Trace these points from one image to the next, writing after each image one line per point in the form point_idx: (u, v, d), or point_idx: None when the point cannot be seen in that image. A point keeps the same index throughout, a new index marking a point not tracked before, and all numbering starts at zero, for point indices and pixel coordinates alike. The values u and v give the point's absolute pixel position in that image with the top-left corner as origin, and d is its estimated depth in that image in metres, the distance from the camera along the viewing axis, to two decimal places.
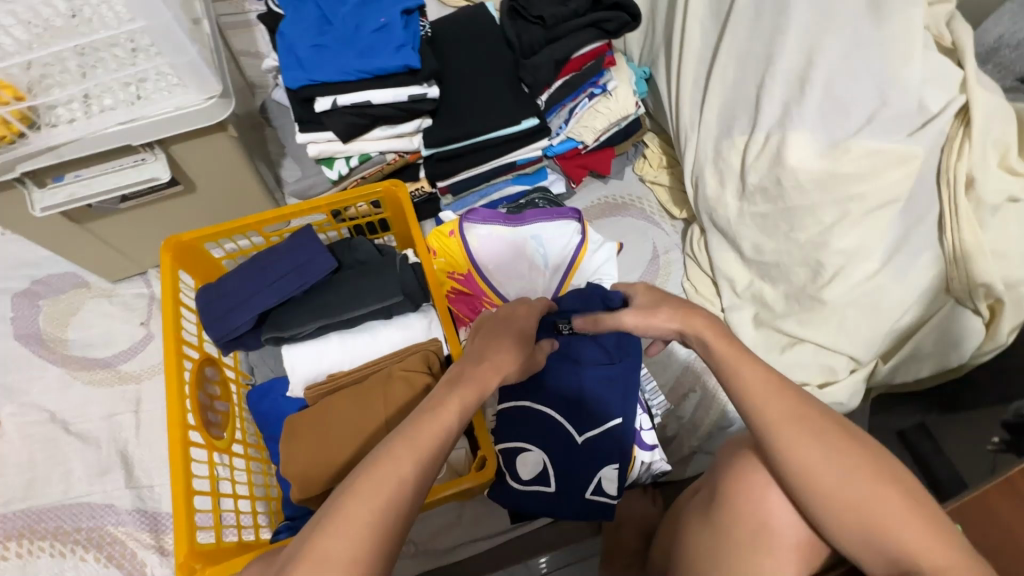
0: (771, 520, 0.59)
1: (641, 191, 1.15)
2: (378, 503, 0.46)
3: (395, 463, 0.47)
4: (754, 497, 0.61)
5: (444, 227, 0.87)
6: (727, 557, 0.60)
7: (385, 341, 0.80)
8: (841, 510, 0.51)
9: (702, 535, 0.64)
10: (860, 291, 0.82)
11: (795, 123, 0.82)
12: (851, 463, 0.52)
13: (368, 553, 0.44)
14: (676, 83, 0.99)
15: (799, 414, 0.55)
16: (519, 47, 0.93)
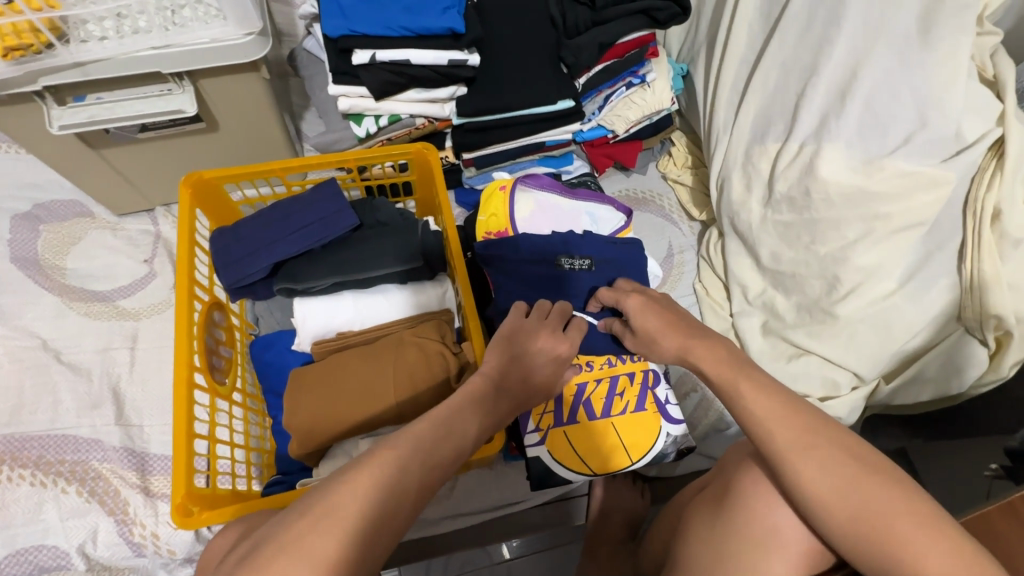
0: (779, 528, 0.58)
1: (662, 188, 1.14)
2: (374, 492, 0.45)
3: (402, 457, 0.47)
4: (765, 502, 0.60)
5: (496, 183, 0.85)
6: (734, 546, 0.60)
7: (398, 306, 0.79)
8: (842, 525, 0.48)
9: (703, 532, 0.64)
10: (873, 309, 0.83)
11: (830, 136, 0.82)
12: (859, 491, 0.47)
13: (354, 543, 0.42)
14: (714, 81, 0.99)
15: (810, 441, 0.50)
16: (563, 26, 0.92)
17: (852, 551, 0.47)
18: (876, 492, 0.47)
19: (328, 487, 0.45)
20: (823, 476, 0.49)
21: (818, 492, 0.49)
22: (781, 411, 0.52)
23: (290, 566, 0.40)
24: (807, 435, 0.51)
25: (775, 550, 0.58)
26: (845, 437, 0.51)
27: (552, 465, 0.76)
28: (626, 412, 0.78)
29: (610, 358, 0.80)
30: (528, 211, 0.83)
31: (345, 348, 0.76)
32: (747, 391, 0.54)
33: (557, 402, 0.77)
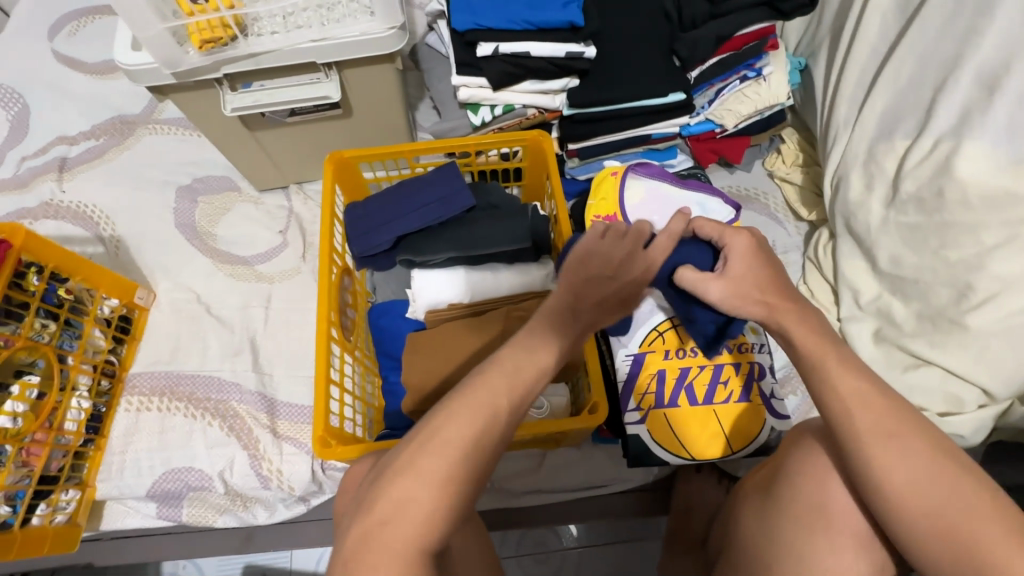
0: (828, 504, 0.59)
1: (768, 186, 1.11)
2: (467, 424, 0.51)
3: (489, 392, 0.53)
4: (815, 482, 0.60)
5: (607, 169, 0.87)
6: (784, 524, 0.61)
7: (505, 282, 0.84)
8: (913, 515, 0.50)
9: (753, 513, 0.65)
10: (1010, 322, 0.76)
11: (974, 133, 0.76)
12: (940, 486, 0.50)
13: (458, 465, 0.50)
14: (837, 74, 0.95)
15: (889, 429, 0.52)
16: (679, 20, 0.92)
17: (915, 539, 0.51)
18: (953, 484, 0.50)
19: (426, 421, 0.53)
20: (903, 465, 0.51)
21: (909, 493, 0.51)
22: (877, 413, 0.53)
23: (408, 486, 0.49)
24: (892, 425, 0.52)
25: (831, 542, 0.58)
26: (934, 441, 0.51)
27: (650, 443, 0.72)
28: (730, 401, 0.73)
29: (715, 346, 0.75)
30: (638, 198, 0.83)
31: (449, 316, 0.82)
32: (835, 366, 0.55)
33: (659, 383, 0.74)
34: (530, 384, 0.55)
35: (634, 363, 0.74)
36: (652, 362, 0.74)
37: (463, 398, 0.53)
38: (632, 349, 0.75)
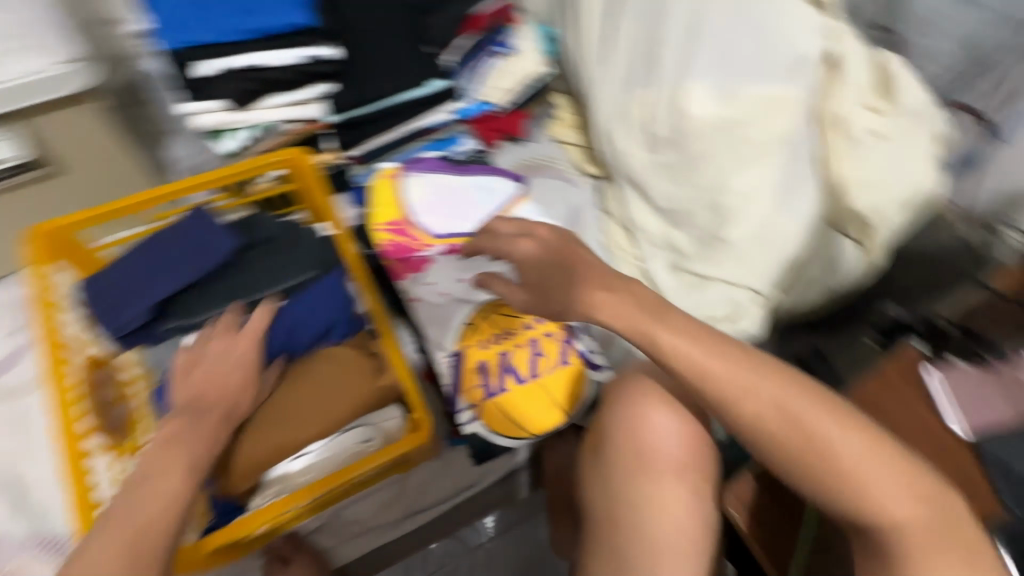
0: (645, 446, 0.66)
1: (554, 151, 1.13)
2: (147, 507, 0.56)
3: (161, 472, 0.58)
4: (634, 428, 0.66)
5: (383, 171, 0.82)
6: (617, 482, 0.66)
7: (300, 322, 0.74)
8: (786, 456, 0.58)
9: (595, 480, 0.68)
10: (756, 229, 0.88)
11: (690, 74, 0.87)
12: (795, 418, 0.58)
13: (139, 547, 0.54)
14: (578, 38, 1.02)
15: (750, 385, 0.58)
16: (420, 5, 0.92)
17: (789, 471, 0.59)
18: (814, 418, 0.58)
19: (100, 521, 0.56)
20: (762, 412, 0.58)
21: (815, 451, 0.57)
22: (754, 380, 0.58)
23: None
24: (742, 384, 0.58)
25: (656, 479, 0.64)
26: (817, 395, 0.59)
27: (490, 437, 0.74)
28: (552, 370, 0.74)
29: (527, 323, 0.75)
30: (420, 195, 0.81)
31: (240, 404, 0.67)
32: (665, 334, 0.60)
33: (482, 374, 0.73)
34: (196, 457, 0.60)
35: (455, 361, 0.74)
36: (471, 355, 0.74)
37: (134, 484, 0.57)
38: (450, 348, 0.74)
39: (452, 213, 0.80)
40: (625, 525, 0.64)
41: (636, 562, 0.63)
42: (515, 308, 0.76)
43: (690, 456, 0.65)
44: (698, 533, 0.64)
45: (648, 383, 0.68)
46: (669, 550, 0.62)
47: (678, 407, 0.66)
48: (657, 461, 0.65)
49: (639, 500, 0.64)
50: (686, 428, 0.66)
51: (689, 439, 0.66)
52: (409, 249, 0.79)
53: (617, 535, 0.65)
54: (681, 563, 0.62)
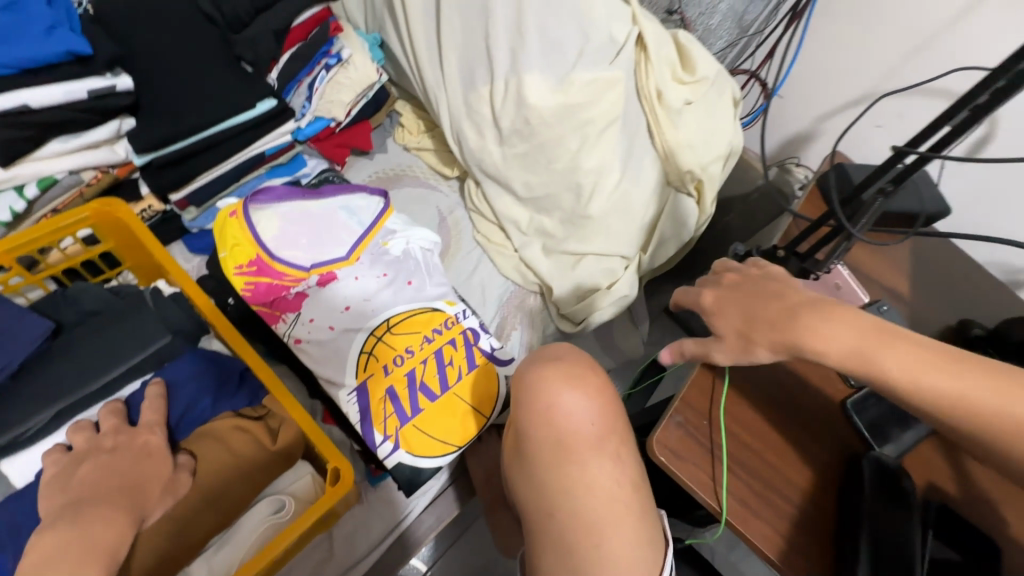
0: (559, 425, 0.54)
1: (409, 159, 1.12)
2: None
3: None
4: (543, 407, 0.55)
5: (225, 209, 0.73)
6: (547, 487, 0.53)
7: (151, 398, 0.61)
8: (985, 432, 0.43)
9: (528, 489, 0.56)
10: (613, 200, 0.95)
11: (525, 66, 0.90)
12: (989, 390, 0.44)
13: None
14: (408, 42, 1.00)
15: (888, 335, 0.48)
16: (223, 20, 0.85)
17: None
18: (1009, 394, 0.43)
19: None
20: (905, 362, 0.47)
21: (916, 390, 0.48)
22: (870, 346, 0.48)
23: None
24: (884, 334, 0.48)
25: (582, 460, 0.53)
26: None
27: (417, 462, 0.68)
28: (463, 377, 0.72)
29: (427, 335, 0.72)
30: (274, 228, 0.72)
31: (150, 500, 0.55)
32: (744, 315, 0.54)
33: (394, 401, 0.68)
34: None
35: (359, 396, 0.68)
36: (377, 384, 0.69)
37: None
38: (351, 384, 0.68)
39: (320, 240, 0.74)
40: (561, 519, 0.52)
41: (577, 551, 0.51)
42: (410, 324, 0.72)
43: (606, 422, 0.55)
44: (633, 493, 0.54)
45: (545, 363, 0.59)
46: (613, 529, 0.51)
47: (585, 380, 0.57)
48: (581, 443, 0.54)
49: (568, 489, 0.52)
50: (597, 391, 0.57)
51: (604, 408, 0.56)
52: (277, 288, 0.71)
53: (551, 529, 0.53)
54: (626, 533, 0.52)
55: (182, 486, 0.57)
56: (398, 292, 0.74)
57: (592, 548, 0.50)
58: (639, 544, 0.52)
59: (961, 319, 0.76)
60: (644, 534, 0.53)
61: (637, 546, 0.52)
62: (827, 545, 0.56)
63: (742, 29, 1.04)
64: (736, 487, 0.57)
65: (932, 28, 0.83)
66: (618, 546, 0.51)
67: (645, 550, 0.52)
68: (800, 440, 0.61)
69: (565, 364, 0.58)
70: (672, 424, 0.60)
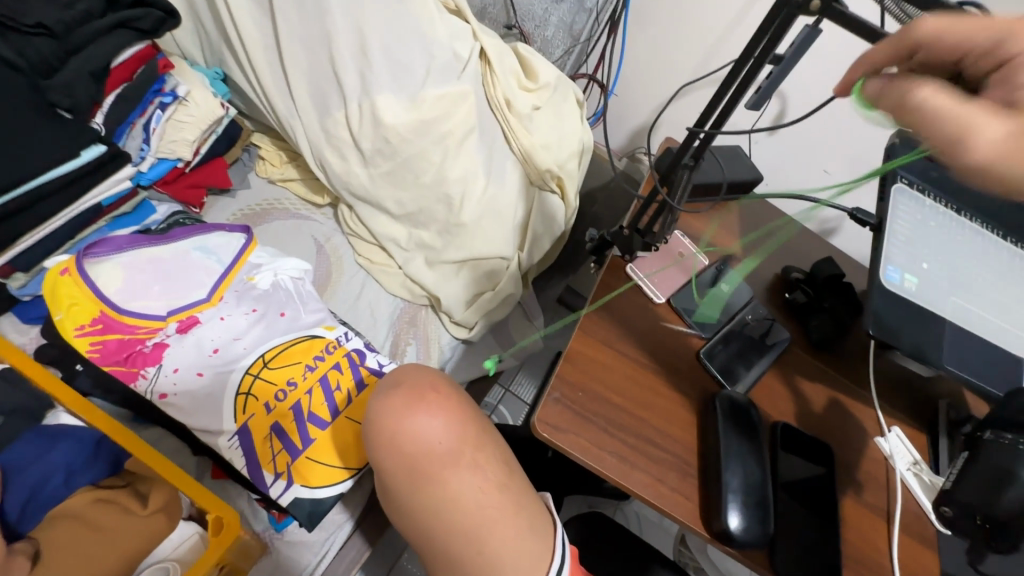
0: (412, 452, 0.56)
1: (275, 192, 1.08)
2: None
3: None
4: (394, 437, 0.56)
5: (54, 268, 0.66)
6: (419, 511, 0.55)
7: None
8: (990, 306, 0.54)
9: (404, 519, 0.57)
10: (483, 206, 0.99)
11: (375, 88, 0.92)
12: None
13: None
14: (252, 72, 0.98)
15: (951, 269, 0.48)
16: (28, 67, 0.76)
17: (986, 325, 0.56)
18: None
19: None
20: None
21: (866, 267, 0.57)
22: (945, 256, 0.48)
23: None
24: None
25: (440, 478, 0.54)
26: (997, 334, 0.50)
27: (316, 494, 0.66)
28: (353, 400, 0.70)
29: (309, 363, 0.70)
30: (119, 281, 0.67)
31: None
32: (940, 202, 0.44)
33: (282, 437, 0.66)
34: None
35: (242, 440, 0.65)
36: (260, 422, 0.66)
37: None
38: (232, 428, 0.65)
39: (177, 285, 0.70)
40: (440, 536, 0.54)
41: (463, 561, 0.53)
42: (288, 356, 0.69)
43: (458, 435, 0.57)
44: (503, 492, 0.56)
45: (389, 395, 0.60)
46: (489, 531, 0.53)
47: (427, 401, 0.58)
48: (439, 462, 0.55)
49: (435, 508, 0.54)
50: (445, 407, 0.58)
51: (452, 422, 0.57)
52: (130, 343, 0.66)
53: (436, 547, 0.55)
54: (504, 529, 0.54)
55: (19, 567, 0.50)
56: (272, 325, 0.72)
57: (476, 555, 0.53)
58: (521, 534, 0.55)
59: (783, 267, 0.90)
60: (524, 523, 0.55)
61: (520, 538, 0.54)
62: (700, 478, 0.63)
63: (574, 37, 1.16)
64: (616, 446, 0.63)
65: (725, 23, 0.98)
66: (499, 544, 0.53)
67: (528, 540, 0.55)
68: (668, 395, 0.68)
69: (405, 389, 0.59)
70: (551, 401, 0.64)
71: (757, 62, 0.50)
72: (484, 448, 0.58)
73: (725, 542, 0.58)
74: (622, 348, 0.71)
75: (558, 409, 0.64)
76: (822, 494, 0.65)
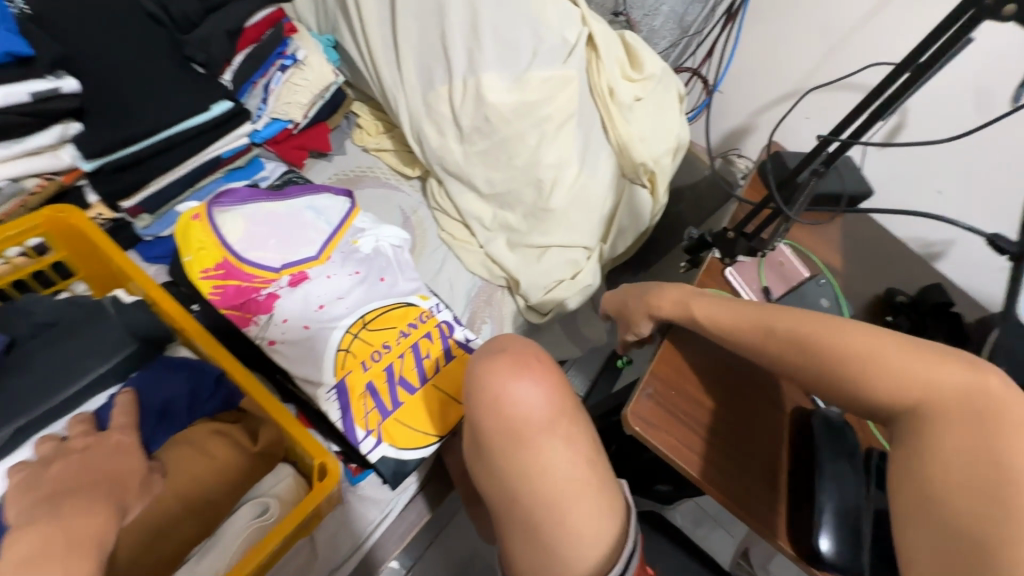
0: (511, 414, 0.56)
1: (369, 160, 1.11)
2: None
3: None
4: (495, 397, 0.57)
5: (186, 213, 0.71)
6: (508, 472, 0.56)
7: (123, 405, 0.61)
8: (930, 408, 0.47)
9: (490, 477, 0.58)
10: (572, 193, 0.99)
11: (482, 65, 0.93)
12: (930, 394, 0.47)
13: None
14: (363, 41, 1.01)
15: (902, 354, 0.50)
16: (172, 22, 0.83)
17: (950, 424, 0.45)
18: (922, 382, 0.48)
19: None
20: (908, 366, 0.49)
21: (876, 380, 0.50)
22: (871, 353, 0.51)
23: None
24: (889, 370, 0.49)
25: (535, 445, 0.55)
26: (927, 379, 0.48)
27: (401, 455, 0.68)
28: (441, 369, 0.73)
29: (403, 329, 0.73)
30: (240, 231, 0.71)
31: (128, 506, 0.54)
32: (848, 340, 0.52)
33: (375, 396, 0.69)
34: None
35: (339, 393, 0.68)
36: (357, 380, 0.69)
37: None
38: (331, 381, 0.68)
39: (289, 240, 0.74)
40: (524, 500, 0.55)
41: (542, 530, 0.54)
42: (386, 320, 0.72)
43: (556, 406, 0.57)
44: (591, 470, 0.56)
45: (493, 357, 0.61)
46: (574, 505, 0.54)
47: (531, 368, 0.59)
48: (536, 429, 0.56)
49: (525, 473, 0.55)
50: (547, 378, 0.59)
51: (553, 393, 0.58)
52: (246, 290, 0.70)
53: (517, 511, 0.56)
54: (588, 506, 0.55)
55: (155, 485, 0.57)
56: (371, 288, 0.74)
57: (556, 525, 0.54)
58: (602, 514, 0.55)
59: (888, 288, 0.84)
60: (607, 505, 0.56)
61: (601, 520, 0.55)
62: (788, 493, 0.61)
63: (683, 29, 1.10)
64: (705, 450, 0.62)
65: (851, 25, 0.92)
66: (581, 519, 0.54)
67: (607, 521, 0.55)
68: (759, 405, 0.67)
69: (510, 355, 0.60)
70: (643, 397, 0.63)
71: (918, 69, 0.48)
72: (577, 424, 0.58)
73: (814, 562, 0.57)
74: (714, 351, 0.69)
75: (649, 405, 0.63)
76: None
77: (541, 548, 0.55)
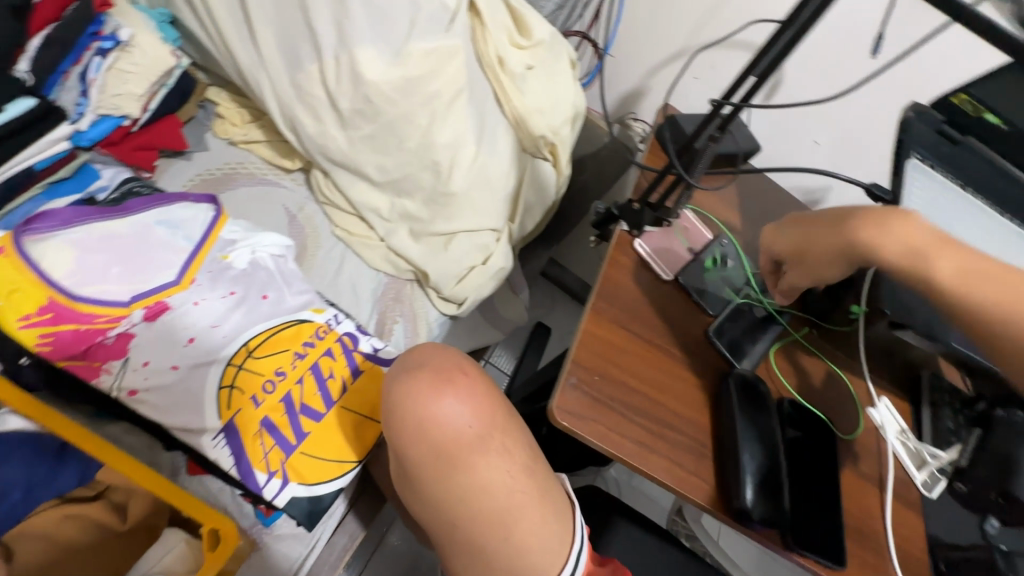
0: (441, 438, 0.51)
1: (236, 155, 0.97)
2: None
3: None
4: (419, 421, 0.51)
5: None
6: (445, 499, 0.51)
7: None
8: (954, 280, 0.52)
9: (425, 504, 0.53)
10: (473, 174, 0.92)
11: (354, 38, 0.82)
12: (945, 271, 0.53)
13: None
14: (208, 16, 0.86)
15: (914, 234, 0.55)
16: None
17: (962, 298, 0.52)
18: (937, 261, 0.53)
19: None
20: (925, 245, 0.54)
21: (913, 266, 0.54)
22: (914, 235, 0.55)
23: None
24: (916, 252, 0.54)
25: (469, 466, 0.51)
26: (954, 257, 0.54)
27: (314, 491, 0.61)
28: (349, 387, 0.66)
29: (298, 351, 0.64)
30: (69, 262, 0.57)
31: None
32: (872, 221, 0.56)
33: (273, 431, 0.60)
34: None
35: (228, 437, 0.58)
36: (248, 417, 0.60)
37: None
38: (216, 425, 0.59)
39: (139, 265, 0.61)
40: (465, 524, 0.51)
41: (487, 549, 0.52)
42: (275, 343, 0.63)
43: (486, 419, 0.53)
44: (529, 477, 0.54)
45: (409, 375, 0.54)
46: (516, 518, 0.52)
47: (455, 383, 0.53)
48: (468, 449, 0.51)
49: (462, 497, 0.51)
50: (473, 390, 0.53)
51: (481, 407, 0.53)
52: (90, 334, 0.58)
53: (458, 534, 0.52)
54: (532, 514, 0.53)
55: None
56: (253, 309, 0.65)
57: (501, 541, 0.51)
58: (545, 518, 0.54)
59: None
60: (549, 508, 0.54)
61: (545, 525, 0.54)
62: (715, 458, 0.62)
63: None
64: (635, 431, 0.61)
65: None
66: (525, 529, 0.52)
67: (551, 523, 0.54)
68: (680, 375, 0.67)
69: (430, 370, 0.54)
70: (568, 387, 0.61)
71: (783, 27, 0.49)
72: (510, 432, 0.55)
73: (743, 521, 0.58)
74: (632, 327, 0.68)
75: (574, 396, 0.61)
76: (827, 466, 0.66)
77: (487, 566, 0.52)
